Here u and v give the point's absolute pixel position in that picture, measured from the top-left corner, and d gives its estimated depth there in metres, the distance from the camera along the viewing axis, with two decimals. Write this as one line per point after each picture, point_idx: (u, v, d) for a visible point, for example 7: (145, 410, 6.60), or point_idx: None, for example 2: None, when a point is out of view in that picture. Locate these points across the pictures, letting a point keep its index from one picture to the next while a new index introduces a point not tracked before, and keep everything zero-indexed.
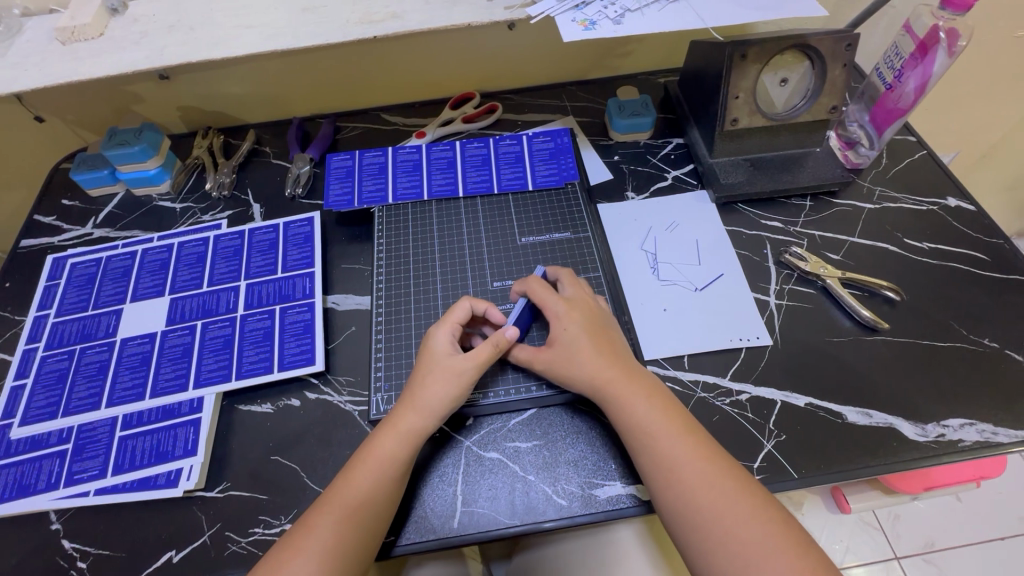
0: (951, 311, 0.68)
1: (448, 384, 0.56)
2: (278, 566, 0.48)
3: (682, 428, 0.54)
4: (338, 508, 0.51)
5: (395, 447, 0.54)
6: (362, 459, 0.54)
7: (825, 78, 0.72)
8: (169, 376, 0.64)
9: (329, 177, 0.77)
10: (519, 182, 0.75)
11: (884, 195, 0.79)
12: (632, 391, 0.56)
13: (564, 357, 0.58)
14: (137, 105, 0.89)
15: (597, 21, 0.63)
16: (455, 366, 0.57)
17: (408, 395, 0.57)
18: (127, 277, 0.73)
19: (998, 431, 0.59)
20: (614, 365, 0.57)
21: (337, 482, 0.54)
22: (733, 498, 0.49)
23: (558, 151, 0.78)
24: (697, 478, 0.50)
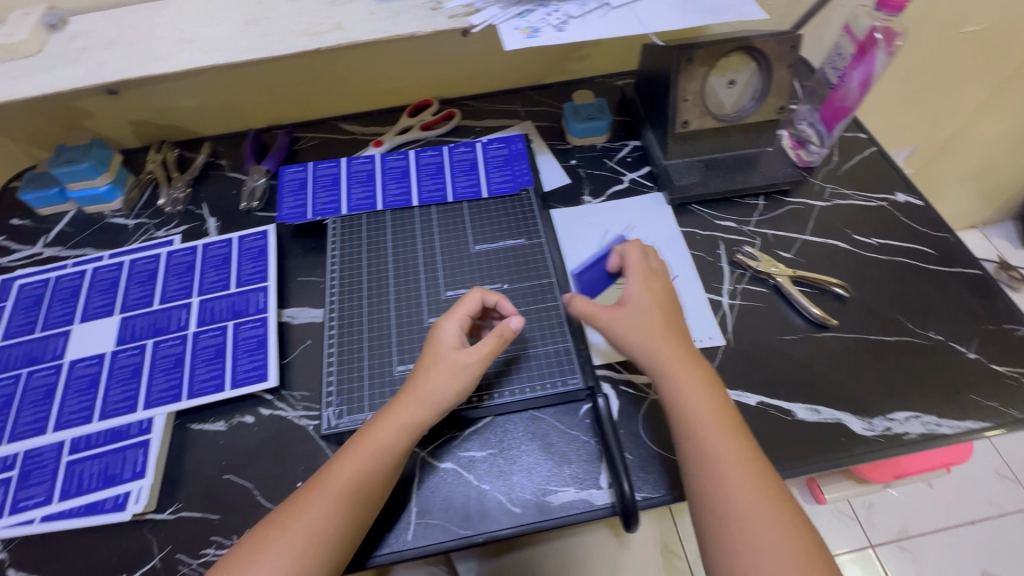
0: (898, 305, 0.69)
1: (450, 377, 0.56)
2: (265, 542, 0.49)
3: (728, 425, 0.53)
4: (331, 491, 0.51)
5: (394, 436, 0.54)
6: (363, 440, 0.54)
7: (770, 79, 0.73)
8: (118, 398, 0.63)
9: (282, 190, 0.77)
10: (473, 190, 0.76)
11: (834, 192, 0.80)
12: (691, 380, 0.55)
13: (626, 332, 0.59)
14: (86, 120, 0.87)
15: (540, 28, 0.63)
16: (459, 359, 0.56)
17: (412, 384, 0.56)
18: (76, 297, 0.72)
19: (942, 422, 0.60)
20: (675, 350, 0.57)
21: (332, 465, 0.53)
22: (761, 504, 0.48)
23: (512, 158, 0.78)
24: (733, 477, 0.50)
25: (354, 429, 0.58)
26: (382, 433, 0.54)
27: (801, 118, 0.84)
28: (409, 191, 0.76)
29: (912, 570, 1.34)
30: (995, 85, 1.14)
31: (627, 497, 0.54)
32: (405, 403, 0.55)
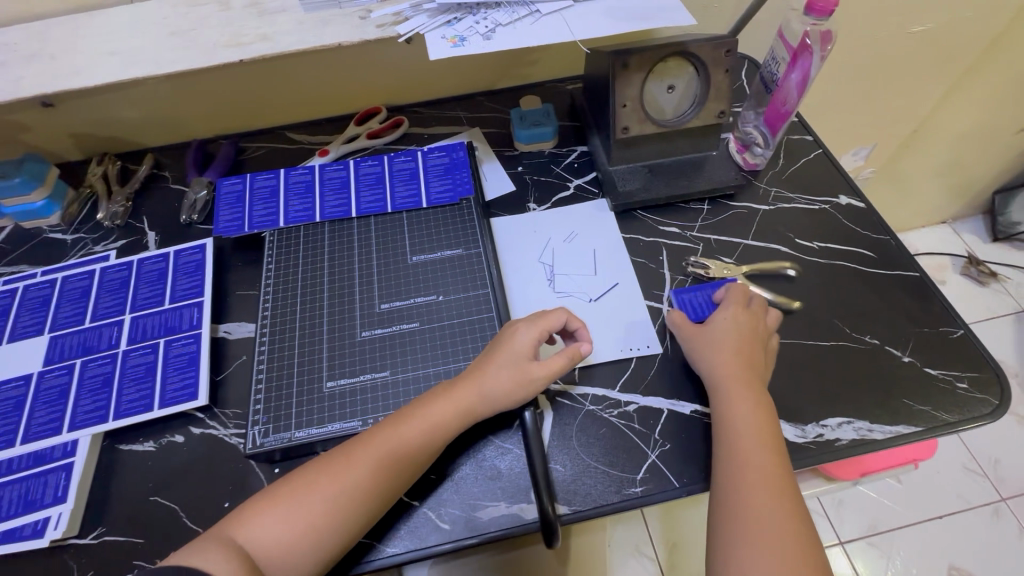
0: (837, 310, 0.69)
1: (515, 379, 0.57)
2: (310, 484, 0.52)
3: (770, 440, 0.55)
4: (382, 452, 0.53)
5: (448, 418, 0.56)
6: (419, 412, 0.56)
7: (709, 84, 0.73)
8: (42, 420, 0.62)
9: (219, 203, 0.75)
10: (413, 200, 0.75)
11: (779, 196, 0.80)
12: (739, 394, 0.57)
13: (700, 347, 0.62)
14: (22, 134, 0.85)
15: (467, 37, 0.62)
16: (527, 369, 0.57)
17: (477, 371, 0.58)
18: (6, 316, 0.70)
19: (874, 428, 0.60)
20: (733, 367, 0.59)
21: (384, 426, 0.56)
22: (776, 513, 0.50)
23: (453, 167, 0.78)
24: (759, 483, 0.51)
25: (281, 447, 0.58)
26: (441, 413, 0.56)
27: (746, 121, 0.83)
28: (348, 202, 0.75)
29: (880, 565, 1.35)
30: (950, 83, 1.14)
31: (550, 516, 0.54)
32: (464, 388, 0.57)
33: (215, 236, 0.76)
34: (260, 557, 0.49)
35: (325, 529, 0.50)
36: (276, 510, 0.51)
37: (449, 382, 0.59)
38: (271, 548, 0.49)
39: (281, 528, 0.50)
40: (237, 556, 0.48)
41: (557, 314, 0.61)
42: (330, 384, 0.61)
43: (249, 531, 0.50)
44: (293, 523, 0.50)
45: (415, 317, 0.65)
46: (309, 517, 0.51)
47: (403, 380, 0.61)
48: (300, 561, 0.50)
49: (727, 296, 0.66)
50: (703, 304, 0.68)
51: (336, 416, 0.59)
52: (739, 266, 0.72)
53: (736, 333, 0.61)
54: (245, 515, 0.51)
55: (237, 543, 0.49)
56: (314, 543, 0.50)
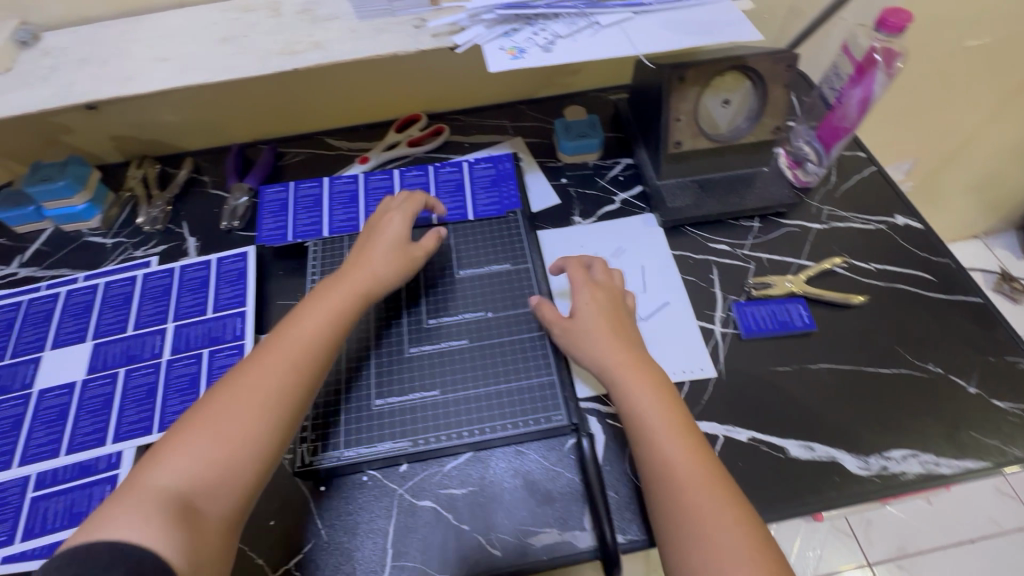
0: (897, 335, 0.66)
1: (396, 263, 0.64)
2: (222, 398, 0.51)
3: (684, 427, 0.53)
4: (288, 349, 0.54)
5: (348, 302, 0.59)
6: (312, 306, 0.58)
7: (766, 100, 0.71)
8: (87, 430, 0.61)
9: (263, 211, 0.76)
10: (459, 212, 0.75)
11: (832, 214, 0.78)
12: (638, 383, 0.55)
13: (581, 340, 0.60)
14: (65, 136, 0.85)
15: (525, 49, 0.61)
16: (406, 251, 0.65)
17: (362, 262, 0.63)
18: (48, 321, 0.70)
19: (940, 461, 0.58)
20: (625, 354, 0.57)
21: (282, 330, 0.56)
22: (710, 502, 0.47)
23: (498, 179, 0.78)
24: (688, 476, 0.49)
25: (330, 466, 0.58)
26: (337, 298, 0.59)
27: (798, 136, 0.81)
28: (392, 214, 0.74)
29: None
30: (1000, 99, 1.11)
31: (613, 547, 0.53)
32: (355, 278, 0.61)
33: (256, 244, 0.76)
34: (189, 492, 0.46)
35: (249, 444, 0.49)
36: (184, 446, 0.48)
37: (337, 276, 0.62)
38: (198, 479, 0.47)
39: (194, 463, 0.47)
40: (164, 505, 0.44)
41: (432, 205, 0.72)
42: (380, 403, 0.61)
43: (165, 471, 0.46)
44: (215, 451, 0.48)
45: (464, 334, 0.65)
46: (231, 434, 0.49)
47: (452, 400, 0.61)
48: (237, 479, 0.48)
49: (569, 274, 0.65)
50: (764, 319, 0.68)
51: (387, 435, 0.59)
52: (801, 275, 0.71)
53: (602, 313, 0.60)
54: (156, 457, 0.48)
55: (162, 488, 0.45)
56: (247, 456, 0.49)
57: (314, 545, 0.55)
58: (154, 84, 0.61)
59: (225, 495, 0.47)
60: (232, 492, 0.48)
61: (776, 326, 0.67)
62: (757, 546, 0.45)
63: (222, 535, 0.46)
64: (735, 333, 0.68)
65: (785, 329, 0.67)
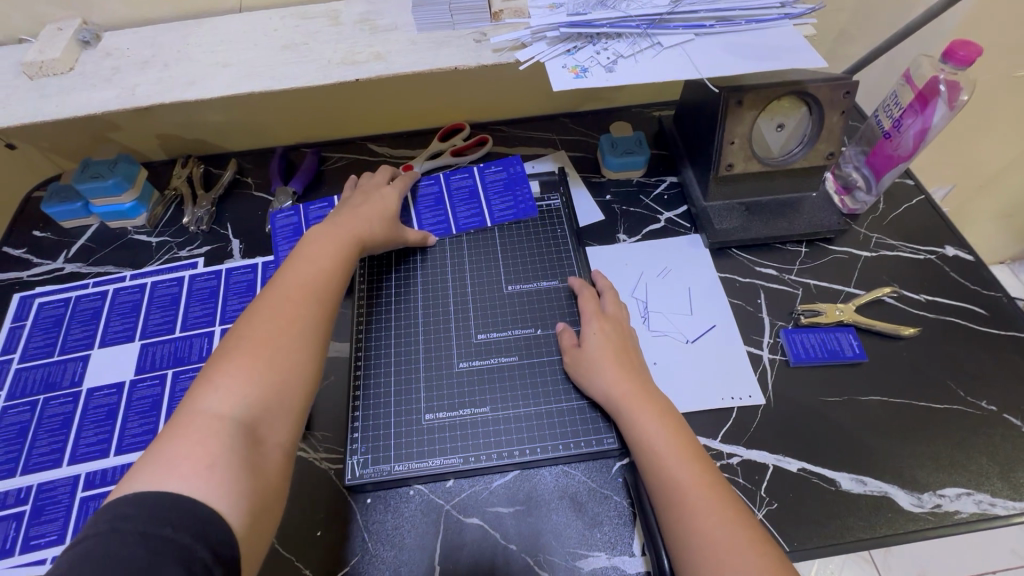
0: (949, 369, 0.66)
1: (387, 218, 0.69)
2: (256, 327, 0.52)
3: (689, 451, 0.52)
4: (310, 285, 0.57)
5: (349, 245, 0.63)
6: (315, 248, 0.61)
7: (822, 125, 0.70)
8: (135, 432, 0.61)
9: (277, 239, 0.75)
10: (478, 216, 0.76)
11: (881, 242, 0.77)
12: (643, 410, 0.55)
13: (590, 369, 0.60)
14: (113, 132, 0.85)
15: (588, 68, 0.61)
16: (392, 208, 0.71)
17: (353, 212, 0.67)
18: (96, 319, 0.70)
19: (996, 502, 0.57)
20: (631, 382, 0.57)
21: (294, 272, 0.58)
22: (719, 526, 0.47)
23: (508, 184, 0.78)
24: (696, 502, 0.48)
25: (379, 480, 0.58)
26: (337, 242, 0.63)
27: (848, 161, 0.81)
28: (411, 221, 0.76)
29: None
30: None
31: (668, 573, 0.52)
32: (349, 226, 0.65)
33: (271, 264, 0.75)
34: (249, 421, 0.47)
35: (291, 369, 0.51)
36: (228, 380, 0.48)
37: (326, 225, 0.65)
38: (254, 407, 0.47)
39: (244, 392, 0.47)
40: (230, 435, 0.45)
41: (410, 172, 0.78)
42: (428, 421, 0.61)
43: (216, 402, 0.46)
44: (261, 378, 0.49)
45: (513, 351, 0.65)
46: (283, 359, 0.51)
47: (502, 418, 0.61)
48: (290, 403, 0.50)
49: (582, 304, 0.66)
50: (815, 347, 0.67)
51: (435, 451, 0.59)
52: (851, 303, 0.70)
53: (607, 340, 0.61)
54: (199, 393, 0.47)
55: (221, 418, 0.45)
56: (295, 378, 0.51)
57: (361, 560, 0.55)
58: (216, 89, 0.61)
59: (281, 417, 0.49)
60: (287, 412, 0.49)
61: (827, 355, 0.66)
62: (772, 562, 0.45)
63: (284, 458, 0.48)
64: (784, 360, 0.67)
65: (835, 358, 0.66)
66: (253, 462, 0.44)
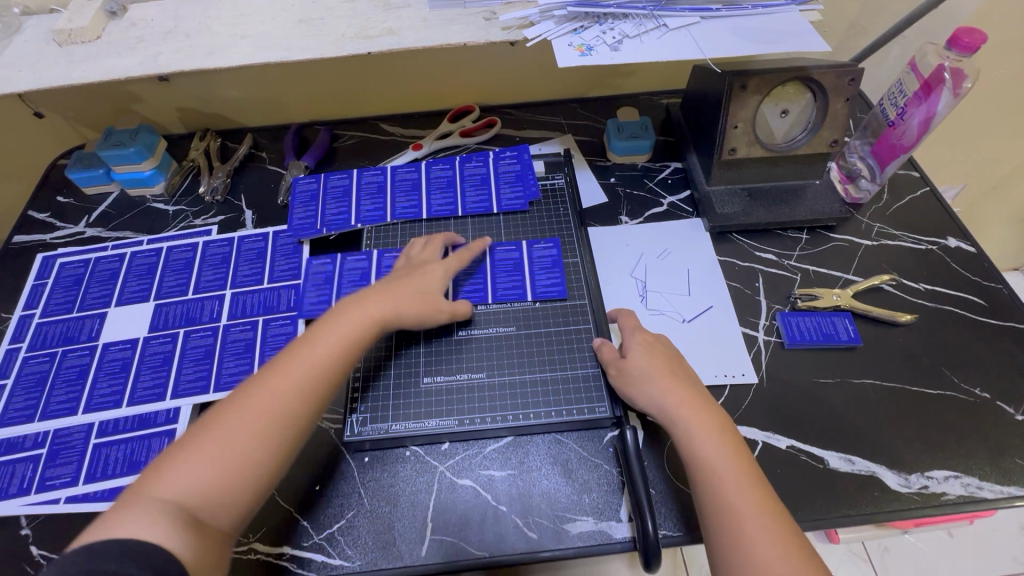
0: (943, 357, 0.66)
1: (422, 296, 0.61)
2: (234, 410, 0.50)
3: (748, 474, 0.50)
4: (303, 372, 0.52)
5: (361, 330, 0.57)
6: (323, 331, 0.55)
7: (826, 112, 0.70)
8: (147, 385, 0.64)
9: (304, 283, 0.70)
10: (516, 291, 0.69)
11: (882, 231, 0.77)
12: (704, 430, 0.53)
13: (639, 381, 0.58)
14: (136, 104, 0.88)
15: (594, 47, 0.62)
16: (433, 290, 0.63)
17: (389, 290, 0.60)
18: (114, 280, 0.73)
19: (983, 485, 0.58)
20: (685, 397, 0.55)
21: (300, 346, 0.55)
22: (776, 558, 0.45)
23: (551, 265, 0.71)
24: (753, 527, 0.47)
25: (378, 438, 0.60)
26: (350, 324, 0.56)
27: (853, 151, 0.80)
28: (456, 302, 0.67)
29: None
30: None
31: (650, 541, 0.52)
32: (376, 301, 0.59)
33: (281, 228, 0.78)
34: (191, 507, 0.45)
35: (249, 463, 0.48)
36: (186, 460, 0.47)
37: (353, 299, 0.59)
38: (199, 493, 0.46)
39: (201, 480, 0.46)
40: (165, 515, 0.44)
41: (478, 244, 0.70)
42: (431, 387, 0.63)
43: (167, 483, 0.46)
44: (216, 471, 0.47)
45: (511, 322, 0.67)
46: (241, 455, 0.48)
47: (497, 384, 0.63)
48: (238, 500, 0.47)
49: (621, 322, 0.64)
50: (809, 330, 0.68)
51: (433, 413, 0.61)
52: (848, 289, 0.71)
53: (653, 357, 0.59)
54: (157, 469, 0.47)
55: (161, 501, 0.45)
56: (248, 477, 0.48)
57: (356, 513, 0.57)
58: (234, 59, 0.63)
59: (224, 512, 0.46)
60: (232, 509, 0.47)
61: (822, 338, 0.67)
62: None
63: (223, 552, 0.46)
64: (778, 341, 0.68)
65: (830, 341, 0.67)
66: (186, 549, 0.43)
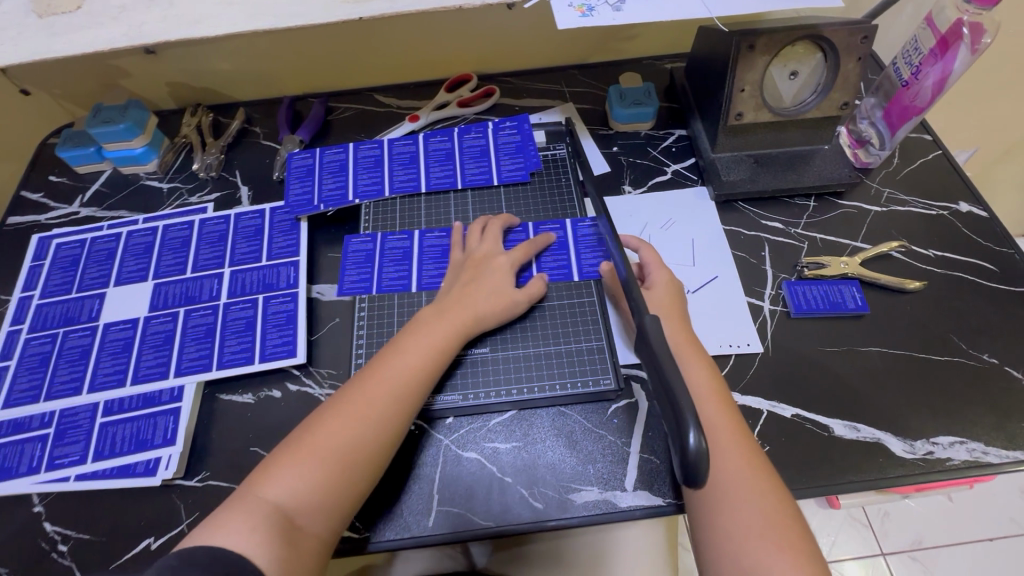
0: (953, 324, 0.65)
1: (496, 296, 0.62)
2: (328, 418, 0.53)
3: (723, 397, 0.54)
4: (391, 380, 0.55)
5: (450, 342, 0.59)
6: (414, 343, 0.58)
7: (837, 72, 0.67)
8: (150, 364, 0.64)
9: (347, 262, 0.70)
10: (561, 270, 0.68)
11: (892, 197, 0.75)
12: (692, 356, 0.56)
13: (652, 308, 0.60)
14: (123, 79, 0.86)
15: (594, 7, 0.58)
16: (504, 286, 0.63)
17: (468, 299, 0.61)
18: (111, 260, 0.72)
19: (989, 450, 0.58)
20: (679, 330, 0.58)
21: (391, 355, 0.58)
22: (744, 467, 0.50)
23: (597, 241, 0.70)
24: (726, 440, 0.51)
25: None
26: (437, 338, 0.59)
27: (863, 114, 0.78)
28: (523, 284, 0.66)
29: None
30: None
31: (695, 450, 0.36)
32: (458, 310, 0.61)
33: (277, 204, 0.76)
34: (291, 509, 0.48)
35: (344, 469, 0.51)
36: (290, 464, 0.50)
37: (437, 309, 0.61)
38: (298, 499, 0.49)
39: (300, 484, 0.49)
40: (267, 521, 0.46)
41: (541, 236, 0.68)
42: (469, 356, 0.63)
43: (272, 485, 0.49)
44: (317, 474, 0.50)
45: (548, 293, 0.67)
46: (337, 463, 0.51)
47: (503, 357, 0.63)
48: (332, 508, 0.50)
49: (643, 257, 0.65)
50: (817, 299, 0.67)
51: (441, 387, 0.61)
52: (857, 257, 0.69)
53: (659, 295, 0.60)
54: (264, 473, 0.50)
55: (266, 502, 0.48)
56: (343, 484, 0.50)
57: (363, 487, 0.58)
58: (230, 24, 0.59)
59: (323, 518, 0.49)
60: (329, 515, 0.49)
61: (829, 307, 0.66)
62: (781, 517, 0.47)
63: (319, 552, 0.48)
64: (785, 311, 0.67)
65: (837, 310, 0.66)
66: (282, 550, 0.45)
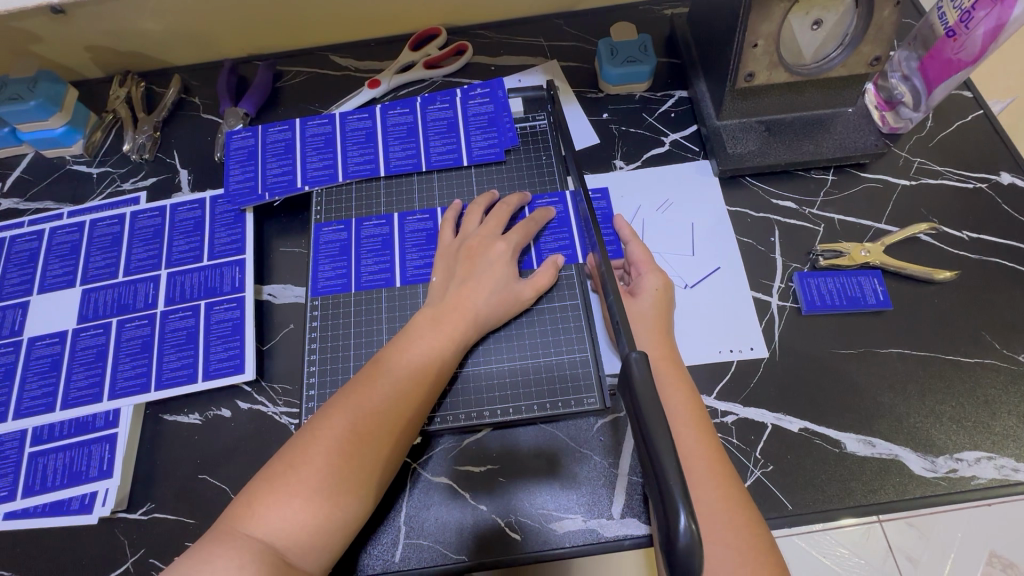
0: (987, 321, 0.57)
1: (500, 293, 0.55)
2: (320, 433, 0.45)
3: (703, 421, 0.48)
4: (390, 389, 0.48)
5: (453, 346, 0.52)
6: (413, 346, 0.51)
7: (869, 23, 0.56)
8: (81, 385, 0.57)
9: (318, 255, 0.62)
10: (565, 253, 0.60)
11: (922, 168, 0.66)
12: (669, 375, 0.50)
13: (632, 323, 0.53)
14: (35, 45, 0.74)
15: None
16: (508, 281, 0.55)
17: (469, 294, 0.54)
18: (33, 263, 0.64)
19: (1019, 467, 0.52)
20: (659, 345, 0.52)
21: (388, 358, 0.50)
22: (718, 501, 0.44)
23: (599, 219, 0.64)
24: (701, 471, 0.45)
25: None
26: (437, 340, 0.51)
27: (895, 68, 0.65)
28: (527, 273, 0.59)
29: None
30: None
31: (687, 538, 0.30)
32: (459, 312, 0.53)
33: (219, 193, 0.67)
34: (282, 547, 0.42)
35: (345, 497, 0.44)
36: (280, 493, 0.43)
37: (436, 310, 0.53)
38: (293, 535, 0.42)
39: (294, 518, 0.42)
40: (257, 562, 0.40)
41: (541, 213, 0.60)
42: (458, 365, 0.56)
43: (261, 522, 0.42)
44: (313, 504, 0.43)
45: (557, 288, 0.59)
46: (335, 492, 0.43)
47: (481, 371, 0.56)
48: (329, 543, 0.43)
49: (633, 253, 0.58)
50: (831, 294, 0.58)
51: None
52: (880, 242, 0.61)
53: (642, 312, 0.54)
54: (248, 503, 0.43)
55: (253, 540, 0.41)
56: (339, 520, 0.43)
57: None
58: None
59: (318, 555, 0.43)
60: (325, 551, 0.43)
61: (847, 303, 0.58)
62: (759, 559, 0.41)
63: None
64: (796, 307, 0.59)
65: (856, 305, 0.58)
66: None
